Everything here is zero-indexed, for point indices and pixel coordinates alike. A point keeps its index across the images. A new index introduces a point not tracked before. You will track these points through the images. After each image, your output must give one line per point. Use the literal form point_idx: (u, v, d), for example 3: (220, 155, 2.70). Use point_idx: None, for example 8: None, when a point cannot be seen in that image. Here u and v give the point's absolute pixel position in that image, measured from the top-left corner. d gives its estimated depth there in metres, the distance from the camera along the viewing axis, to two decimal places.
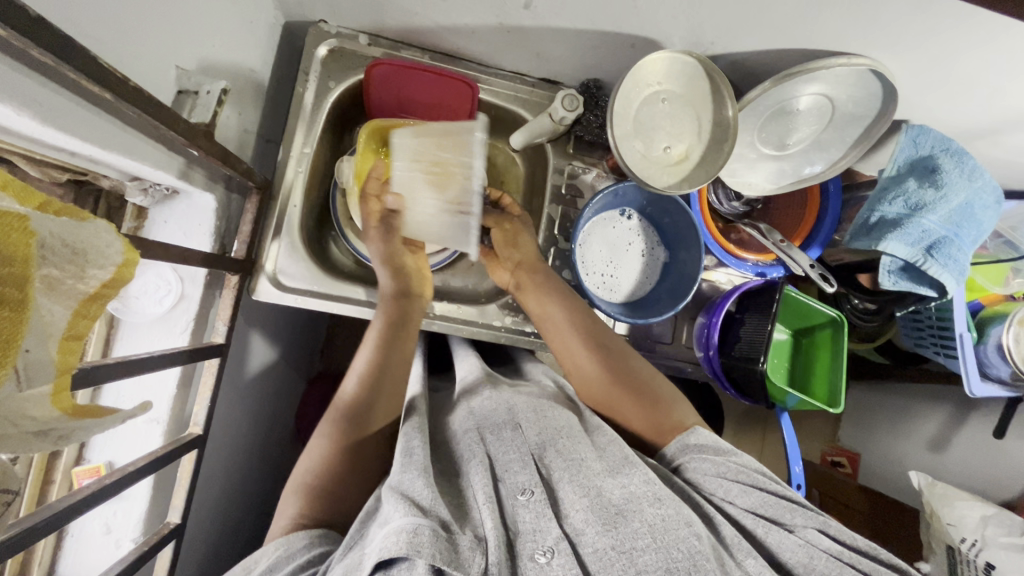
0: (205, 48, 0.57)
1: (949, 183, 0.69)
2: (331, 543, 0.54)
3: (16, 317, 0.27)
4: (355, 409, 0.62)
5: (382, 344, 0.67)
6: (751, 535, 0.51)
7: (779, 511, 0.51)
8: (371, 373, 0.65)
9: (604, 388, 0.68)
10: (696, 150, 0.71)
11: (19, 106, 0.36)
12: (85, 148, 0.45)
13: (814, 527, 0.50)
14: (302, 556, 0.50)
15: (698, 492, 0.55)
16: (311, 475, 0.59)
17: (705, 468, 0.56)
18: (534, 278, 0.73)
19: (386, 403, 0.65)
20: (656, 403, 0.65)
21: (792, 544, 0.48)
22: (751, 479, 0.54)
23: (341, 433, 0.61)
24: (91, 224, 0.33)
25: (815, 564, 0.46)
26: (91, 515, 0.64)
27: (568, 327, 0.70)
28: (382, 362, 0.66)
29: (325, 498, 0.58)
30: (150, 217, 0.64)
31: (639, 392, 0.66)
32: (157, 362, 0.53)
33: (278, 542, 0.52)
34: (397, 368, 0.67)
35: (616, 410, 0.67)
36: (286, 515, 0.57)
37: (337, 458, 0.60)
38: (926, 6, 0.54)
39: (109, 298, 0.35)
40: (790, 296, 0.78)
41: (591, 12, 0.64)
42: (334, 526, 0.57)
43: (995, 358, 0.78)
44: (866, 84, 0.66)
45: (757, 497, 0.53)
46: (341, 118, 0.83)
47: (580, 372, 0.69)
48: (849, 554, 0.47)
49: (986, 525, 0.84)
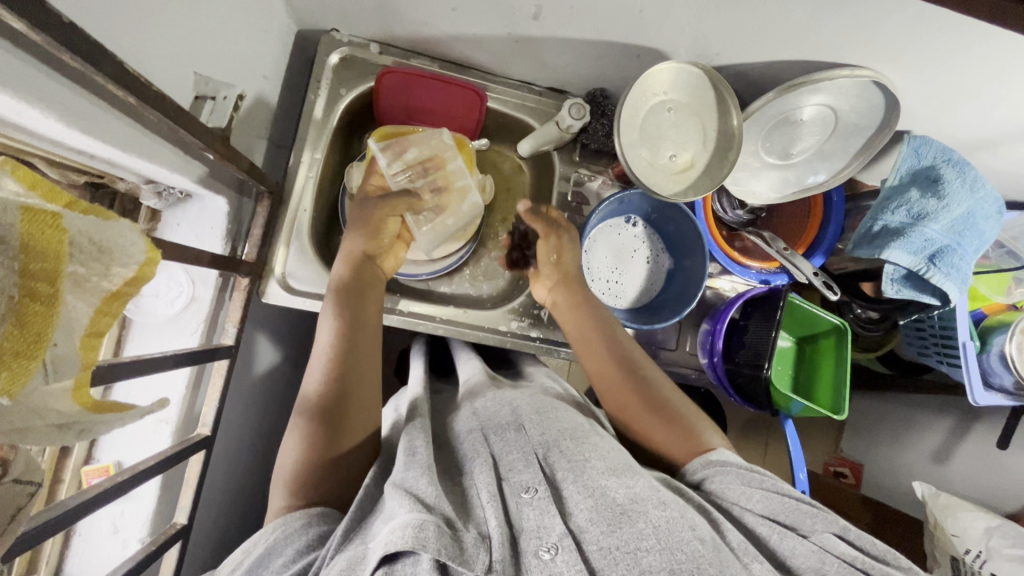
0: (221, 55, 0.59)
1: (950, 194, 0.70)
2: (330, 522, 0.55)
3: (48, 310, 0.28)
4: (322, 399, 0.61)
5: (344, 322, 0.66)
6: (762, 542, 0.49)
7: (799, 518, 0.50)
8: (335, 355, 0.64)
9: (619, 391, 0.68)
10: (702, 158, 0.72)
11: (47, 109, 0.37)
12: (107, 151, 0.46)
13: (831, 533, 0.49)
14: (302, 539, 0.51)
15: (717, 500, 0.54)
16: (291, 474, 0.58)
17: (726, 475, 0.56)
18: (573, 295, 0.73)
19: (355, 386, 0.63)
20: (671, 412, 0.65)
21: (806, 549, 0.47)
22: (772, 487, 0.54)
23: (318, 432, 0.59)
24: (115, 223, 0.34)
25: (826, 569, 0.45)
26: (99, 514, 0.64)
27: (587, 333, 0.72)
28: (346, 341, 0.64)
29: (313, 486, 0.57)
30: (163, 220, 0.65)
31: (662, 411, 0.65)
32: (168, 361, 0.54)
33: (274, 524, 0.53)
34: (364, 350, 0.66)
35: (634, 420, 0.66)
36: (277, 503, 0.57)
37: (314, 453, 0.58)
38: (927, 20, 0.55)
39: (129, 295, 0.36)
40: (795, 304, 0.78)
41: (599, 23, 0.66)
42: (328, 503, 0.57)
43: (997, 367, 0.78)
44: (869, 95, 0.67)
45: (776, 503, 0.51)
46: (351, 123, 0.85)
47: (613, 393, 0.68)
48: (862, 560, 0.45)
49: (990, 536, 0.84)
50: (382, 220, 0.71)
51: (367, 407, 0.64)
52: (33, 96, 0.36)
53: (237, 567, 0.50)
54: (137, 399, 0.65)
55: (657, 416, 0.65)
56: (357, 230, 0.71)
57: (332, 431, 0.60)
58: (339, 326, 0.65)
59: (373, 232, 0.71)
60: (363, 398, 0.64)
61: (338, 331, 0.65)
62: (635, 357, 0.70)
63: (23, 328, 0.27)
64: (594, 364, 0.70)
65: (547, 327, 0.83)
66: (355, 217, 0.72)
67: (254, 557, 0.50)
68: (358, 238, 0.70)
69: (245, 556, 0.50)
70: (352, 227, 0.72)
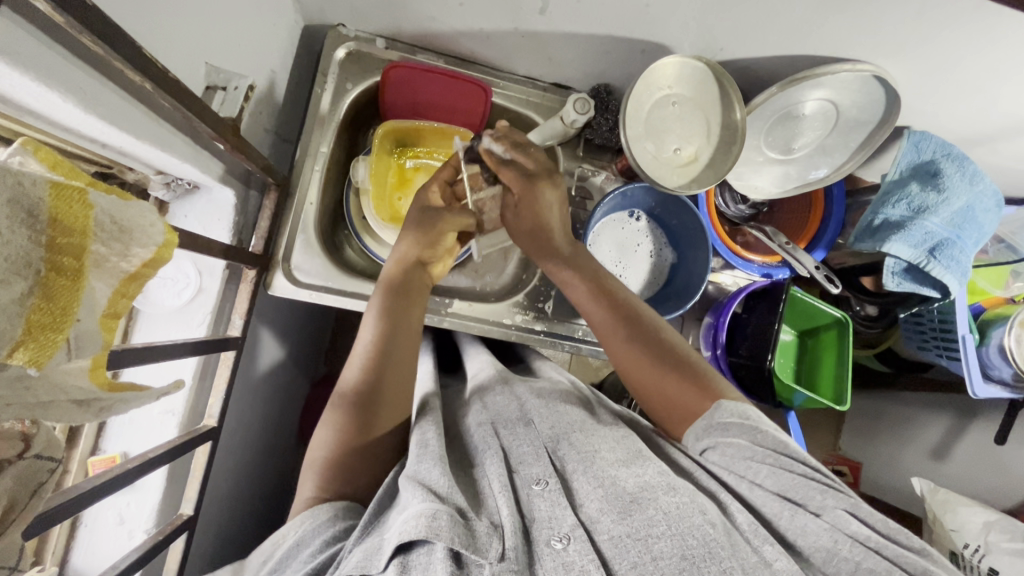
0: (232, 46, 0.59)
1: (950, 187, 0.71)
2: (353, 517, 0.55)
3: (74, 285, 0.29)
4: (363, 389, 0.62)
5: (390, 319, 0.66)
6: (771, 523, 0.50)
7: (808, 493, 0.50)
8: (377, 350, 0.64)
9: (633, 347, 0.66)
10: (705, 151, 0.73)
11: (66, 93, 0.38)
12: (121, 139, 0.46)
13: (842, 508, 0.48)
14: (328, 531, 0.52)
15: (728, 475, 0.54)
16: (321, 467, 0.59)
17: (727, 448, 0.55)
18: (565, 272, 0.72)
19: (393, 379, 0.64)
20: (685, 368, 0.64)
21: (818, 528, 0.47)
22: (784, 462, 0.52)
23: (351, 419, 0.61)
24: (136, 205, 0.34)
25: (840, 548, 0.45)
26: (105, 505, 0.64)
27: (584, 294, 0.70)
28: (391, 338, 0.65)
29: (336, 474, 0.58)
30: (170, 211, 0.65)
31: (680, 373, 0.63)
32: (177, 350, 0.54)
33: (303, 516, 0.54)
34: (402, 357, 0.66)
35: (653, 381, 0.64)
36: (305, 493, 0.58)
37: (347, 446, 0.60)
38: (928, 14, 0.56)
39: (146, 277, 0.36)
40: (795, 297, 0.79)
41: (605, 18, 0.67)
42: (352, 500, 0.58)
43: (996, 360, 0.79)
44: (870, 89, 0.69)
45: (786, 480, 0.51)
46: (356, 118, 0.85)
47: (633, 366, 0.66)
48: (875, 539, 0.45)
49: (989, 531, 0.85)
50: (442, 234, 0.72)
51: (401, 398, 0.65)
52: (52, 80, 0.36)
53: (269, 558, 0.52)
54: (150, 382, 0.65)
55: (676, 372, 0.63)
56: (414, 235, 0.71)
57: (367, 417, 0.61)
58: (384, 323, 0.66)
59: (430, 243, 0.72)
60: (398, 391, 0.65)
61: (384, 326, 0.66)
62: (640, 312, 0.69)
63: (50, 300, 0.27)
64: (603, 321, 0.69)
65: (552, 321, 0.84)
66: (413, 222, 0.72)
67: (283, 551, 0.51)
68: (413, 244, 0.71)
69: (275, 549, 0.52)
70: (408, 230, 0.72)
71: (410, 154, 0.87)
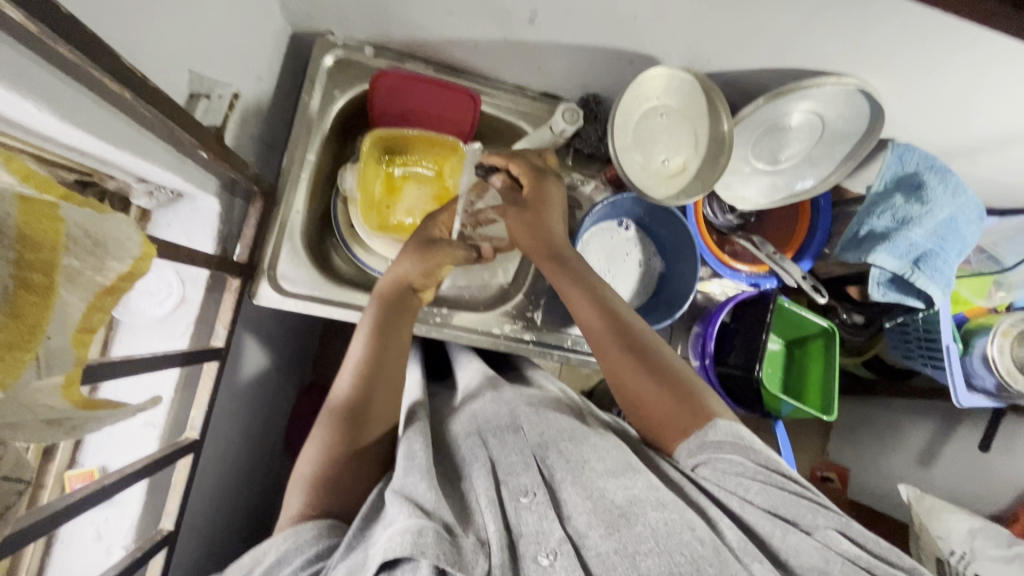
0: (217, 52, 0.58)
1: (934, 199, 0.72)
2: (338, 535, 0.54)
3: (43, 302, 0.28)
4: (351, 403, 0.62)
5: (380, 333, 0.66)
6: (764, 538, 0.49)
7: (799, 511, 0.50)
8: (367, 365, 0.64)
9: (633, 379, 0.64)
10: (693, 162, 0.74)
11: (41, 101, 0.37)
12: (102, 148, 0.46)
13: (833, 528, 0.49)
14: (312, 548, 0.51)
15: (719, 490, 0.53)
16: (308, 491, 0.57)
17: (718, 466, 0.54)
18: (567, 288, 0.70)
19: (381, 393, 0.65)
20: (679, 389, 0.62)
21: (808, 548, 0.47)
22: (779, 478, 0.52)
23: (340, 433, 0.60)
24: (110, 217, 0.34)
25: (831, 568, 0.45)
26: (82, 520, 0.63)
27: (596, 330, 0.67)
28: (382, 352, 0.65)
29: (324, 489, 0.58)
30: (153, 220, 0.63)
31: (677, 394, 0.61)
32: (157, 363, 0.53)
33: (286, 533, 0.53)
34: (390, 368, 0.66)
35: (652, 412, 0.62)
36: (292, 509, 0.56)
37: (334, 456, 0.59)
38: (911, 29, 0.57)
39: (123, 290, 0.35)
40: (783, 307, 0.80)
41: (593, 28, 0.67)
42: (336, 516, 0.56)
43: (980, 369, 0.80)
44: (854, 103, 0.70)
45: (777, 496, 0.51)
46: (344, 126, 0.84)
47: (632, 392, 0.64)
48: (865, 559, 0.46)
49: (975, 537, 0.85)
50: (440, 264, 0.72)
51: (389, 408, 0.66)
52: (28, 88, 0.35)
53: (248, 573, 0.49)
54: (125, 400, 0.64)
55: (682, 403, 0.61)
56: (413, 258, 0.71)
57: (355, 431, 0.61)
58: (374, 337, 0.66)
59: (426, 269, 0.71)
60: (387, 403, 0.66)
61: (373, 342, 0.65)
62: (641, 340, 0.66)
63: (17, 319, 0.26)
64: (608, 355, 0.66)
65: (540, 330, 0.84)
66: (414, 246, 0.72)
67: (264, 566, 0.50)
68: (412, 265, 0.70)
69: (255, 564, 0.50)
70: (409, 252, 0.72)
71: (399, 161, 0.85)
